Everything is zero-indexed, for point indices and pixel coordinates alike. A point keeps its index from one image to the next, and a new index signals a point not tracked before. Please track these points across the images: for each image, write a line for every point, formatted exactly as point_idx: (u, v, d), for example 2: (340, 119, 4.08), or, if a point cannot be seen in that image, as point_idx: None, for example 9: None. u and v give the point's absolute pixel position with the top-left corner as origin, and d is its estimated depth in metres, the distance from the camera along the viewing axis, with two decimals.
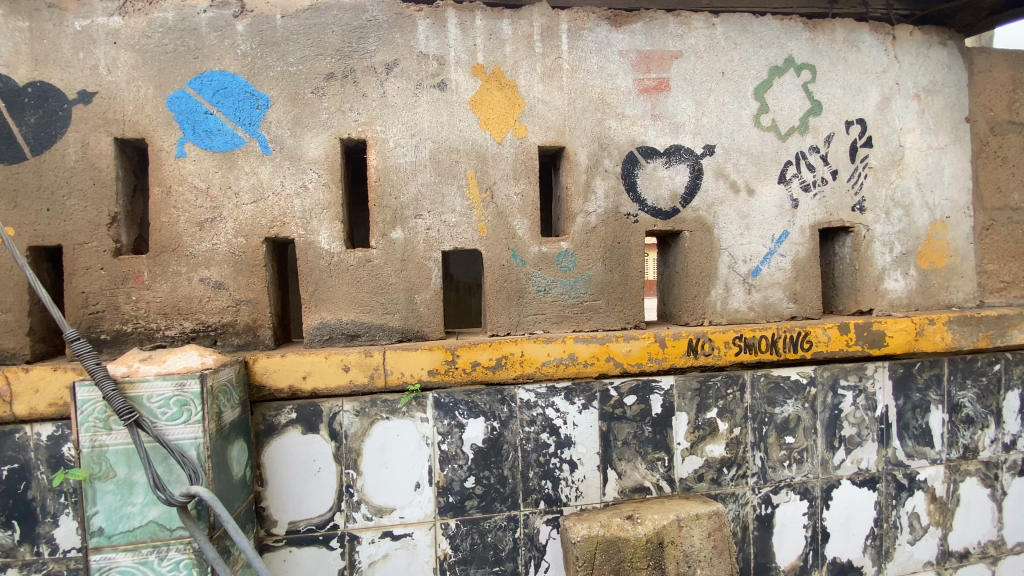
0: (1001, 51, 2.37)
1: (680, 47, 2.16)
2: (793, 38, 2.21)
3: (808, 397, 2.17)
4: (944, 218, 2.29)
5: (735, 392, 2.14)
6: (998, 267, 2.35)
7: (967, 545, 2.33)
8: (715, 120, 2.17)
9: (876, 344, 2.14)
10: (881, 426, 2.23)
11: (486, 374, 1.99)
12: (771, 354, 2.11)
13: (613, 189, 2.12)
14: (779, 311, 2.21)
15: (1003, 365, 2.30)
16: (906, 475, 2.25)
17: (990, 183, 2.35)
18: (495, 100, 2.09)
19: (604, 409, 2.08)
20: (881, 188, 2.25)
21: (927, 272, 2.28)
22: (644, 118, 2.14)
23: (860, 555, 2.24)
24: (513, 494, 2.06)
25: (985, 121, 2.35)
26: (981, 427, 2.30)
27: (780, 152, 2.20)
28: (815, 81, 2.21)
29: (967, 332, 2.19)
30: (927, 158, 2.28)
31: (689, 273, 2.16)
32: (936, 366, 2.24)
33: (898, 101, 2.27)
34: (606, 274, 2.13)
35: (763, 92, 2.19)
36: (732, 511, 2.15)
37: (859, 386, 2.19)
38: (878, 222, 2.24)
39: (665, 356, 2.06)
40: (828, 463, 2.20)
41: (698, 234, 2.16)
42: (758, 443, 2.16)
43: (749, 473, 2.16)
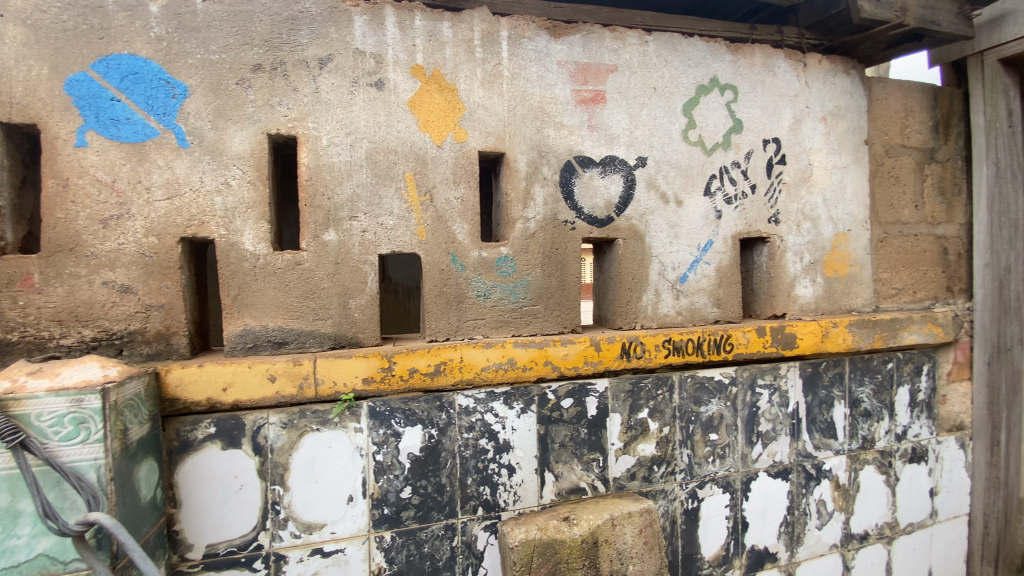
0: (895, 82, 2.65)
1: (615, 61, 2.24)
2: (718, 60, 2.36)
3: (730, 396, 2.31)
4: (846, 230, 2.52)
5: (665, 392, 2.23)
6: (891, 275, 2.61)
7: (866, 527, 2.57)
8: (647, 133, 2.27)
9: (789, 345, 2.32)
10: (794, 421, 2.42)
11: (424, 381, 1.95)
12: (697, 356, 2.23)
13: (552, 197, 2.16)
14: (704, 315, 2.34)
15: (895, 363, 2.56)
16: (814, 465, 2.46)
17: (885, 200, 2.62)
18: (435, 103, 2.06)
19: (542, 412, 2.10)
20: (793, 202, 2.44)
21: (831, 279, 2.50)
22: (582, 128, 2.20)
23: (775, 542, 2.41)
24: (450, 502, 2.03)
25: (881, 144, 2.62)
26: (876, 419, 2.55)
27: (705, 166, 2.33)
28: (737, 101, 2.37)
29: (865, 334, 2.43)
30: (832, 176, 2.51)
31: (623, 279, 2.23)
32: (839, 365, 2.46)
33: (808, 123, 2.48)
34: (545, 280, 2.15)
35: (690, 108, 2.32)
36: (662, 507, 2.24)
37: (774, 385, 2.37)
38: (790, 233, 2.43)
39: (600, 360, 2.11)
40: (747, 457, 2.35)
41: (631, 241, 2.24)
42: (686, 441, 2.27)
43: (678, 469, 2.27)
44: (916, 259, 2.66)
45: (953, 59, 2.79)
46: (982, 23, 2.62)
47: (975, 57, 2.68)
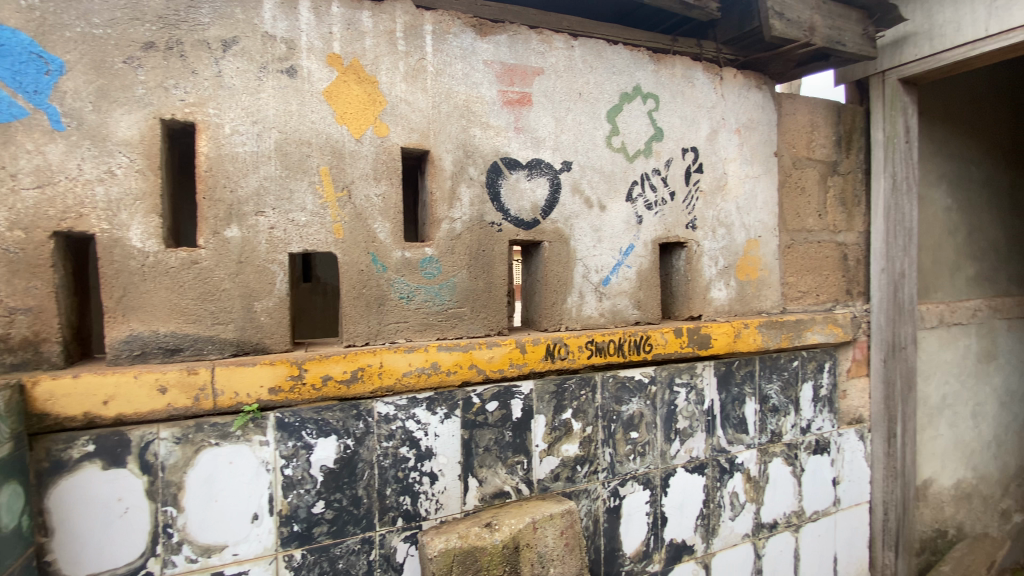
0: (803, 99, 2.80)
1: (541, 64, 2.22)
2: (641, 68, 2.41)
3: (649, 395, 2.37)
4: (757, 236, 2.65)
5: (587, 392, 2.25)
6: (798, 279, 2.76)
7: (775, 516, 2.68)
8: (572, 138, 2.28)
9: (704, 345, 2.42)
10: (709, 418, 2.51)
11: (339, 389, 1.82)
12: (619, 357, 2.27)
13: (478, 198, 2.10)
14: (626, 317, 2.39)
15: (800, 361, 2.70)
16: (727, 459, 2.55)
17: (793, 209, 2.76)
18: (352, 94, 1.93)
19: (466, 416, 2.03)
20: (710, 209, 2.54)
21: (743, 283, 2.62)
22: (508, 130, 2.16)
23: (692, 535, 2.48)
24: (367, 515, 1.91)
25: (789, 156, 2.75)
26: (783, 414, 2.68)
27: (628, 172, 2.38)
28: (658, 110, 2.44)
29: (773, 334, 2.57)
30: (745, 186, 2.63)
31: (548, 281, 2.23)
32: (750, 363, 2.58)
33: (723, 134, 2.59)
34: (471, 282, 2.07)
35: (614, 115, 2.36)
36: (584, 507, 2.25)
37: (691, 383, 2.45)
38: (706, 239, 2.53)
39: (525, 361, 2.09)
40: (665, 454, 2.42)
41: (557, 244, 2.24)
42: (607, 440, 2.30)
43: (600, 468, 2.28)
44: (820, 265, 2.81)
45: (857, 79, 2.94)
46: (885, 43, 2.79)
47: (878, 76, 2.84)
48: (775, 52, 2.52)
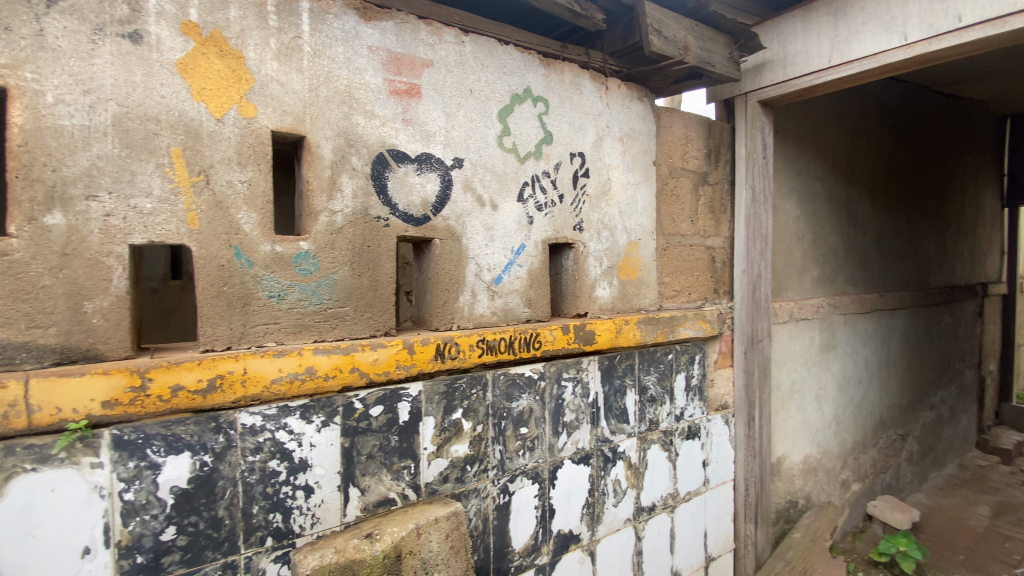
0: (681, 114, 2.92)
1: (431, 56, 2.03)
2: (531, 71, 2.31)
3: (539, 390, 2.26)
4: (637, 239, 2.73)
5: (478, 391, 2.07)
6: (672, 279, 2.90)
7: (653, 499, 2.70)
8: (463, 135, 2.10)
9: (589, 341, 2.40)
10: (594, 409, 2.47)
11: (193, 401, 1.54)
12: (509, 355, 2.13)
13: (362, 189, 1.86)
14: (517, 315, 2.27)
15: (674, 354, 2.84)
16: (610, 448, 2.53)
17: (668, 216, 2.88)
18: (213, 69, 1.65)
19: (347, 423, 1.78)
20: (595, 212, 2.56)
21: (625, 282, 2.70)
22: (395, 121, 1.94)
23: (578, 523, 2.39)
24: (230, 537, 1.62)
25: (666, 166, 2.86)
26: (660, 403, 2.76)
27: (519, 173, 2.27)
28: (547, 113, 2.37)
29: (650, 330, 2.67)
30: (626, 192, 2.69)
31: (439, 280, 2.04)
32: (630, 357, 2.63)
33: (608, 142, 2.61)
34: (354, 279, 1.84)
35: (505, 115, 2.23)
36: (473, 507, 2.06)
37: (577, 377, 2.41)
38: (592, 240, 2.55)
39: (414, 363, 1.88)
40: (553, 447, 2.31)
41: (448, 242, 2.05)
42: (498, 437, 2.14)
43: (489, 466, 2.11)
44: (691, 266, 2.97)
45: (724, 98, 3.11)
46: (748, 68, 2.95)
47: (742, 96, 3.00)
48: (655, 66, 2.54)
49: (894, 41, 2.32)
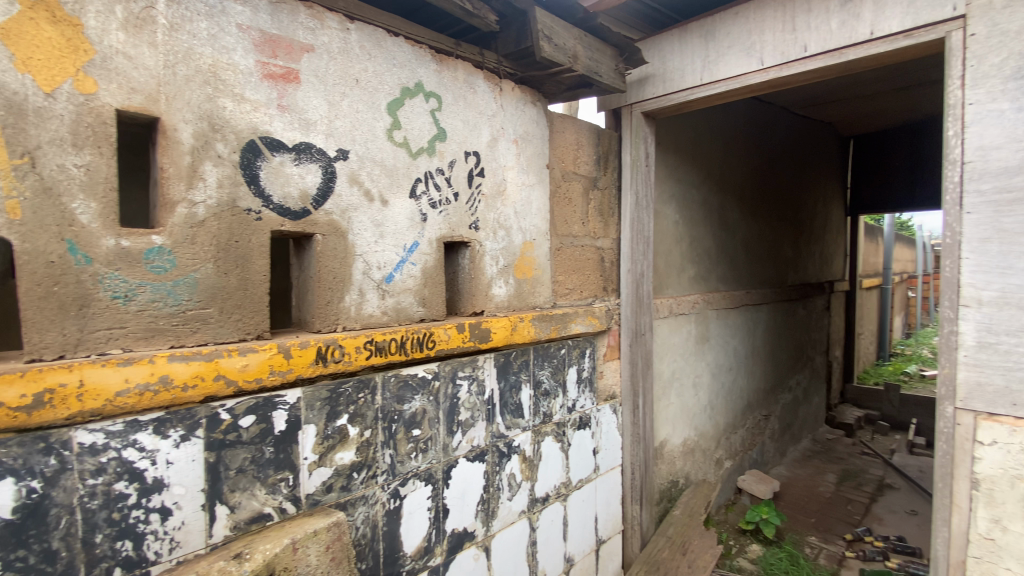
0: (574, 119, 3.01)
1: (311, 41, 1.88)
2: (423, 66, 2.22)
3: (432, 391, 2.20)
4: (532, 239, 2.75)
5: (366, 395, 1.97)
6: (565, 278, 2.98)
7: (547, 490, 2.77)
8: (348, 125, 1.97)
9: (484, 339, 2.36)
10: (489, 406, 2.46)
11: (13, 419, 1.29)
12: (400, 356, 2.05)
13: (229, 179, 1.69)
14: (410, 315, 2.15)
15: (567, 349, 2.92)
16: (505, 443, 2.54)
17: (561, 218, 2.95)
18: (43, 37, 1.38)
19: (212, 436, 1.61)
20: (490, 212, 2.52)
21: (520, 281, 2.69)
22: (268, 107, 1.78)
23: (473, 521, 2.38)
24: (65, 572, 1.38)
25: (559, 169, 2.93)
26: (554, 396, 2.83)
27: (411, 168, 2.16)
28: (440, 110, 2.29)
29: (544, 326, 2.70)
30: (521, 193, 2.69)
31: (322, 278, 1.89)
32: (525, 353, 2.64)
33: (502, 143, 2.59)
34: (219, 278, 1.68)
35: (394, 108, 2.11)
36: (360, 515, 1.97)
37: (473, 375, 2.36)
38: (488, 240, 2.51)
39: (290, 368, 1.74)
40: (447, 446, 2.27)
41: (331, 238, 1.91)
42: (388, 441, 2.05)
43: (379, 472, 2.02)
44: (582, 266, 3.09)
45: (613, 108, 3.28)
46: (633, 80, 3.14)
47: (628, 107, 3.19)
48: (548, 72, 2.59)
49: (753, 65, 2.59)
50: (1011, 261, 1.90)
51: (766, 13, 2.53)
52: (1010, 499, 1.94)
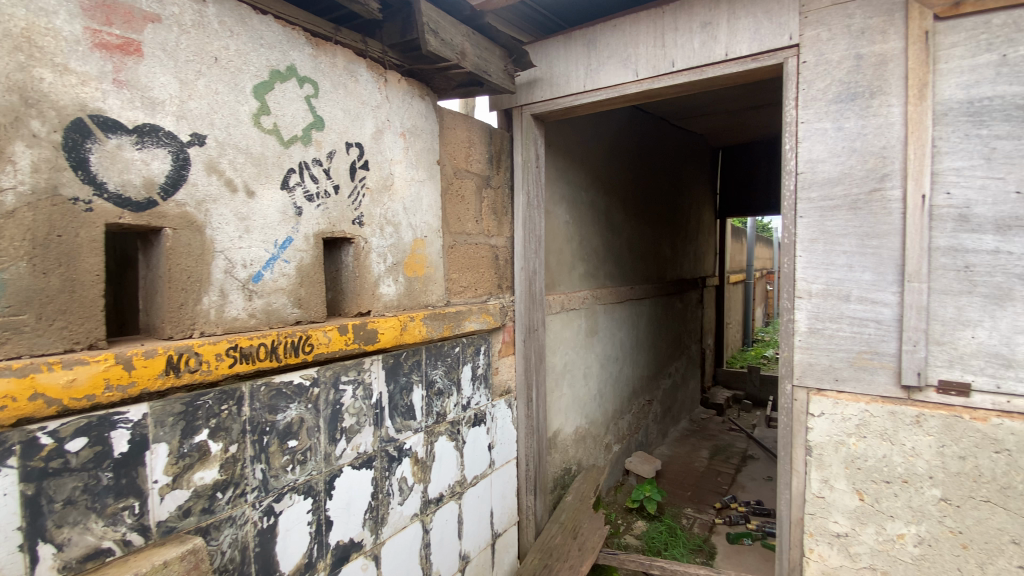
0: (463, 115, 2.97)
1: (157, 10, 1.66)
2: (296, 49, 2.07)
3: (311, 398, 2.06)
4: (423, 236, 2.67)
5: (230, 407, 1.80)
6: (460, 275, 2.94)
7: (441, 490, 2.74)
8: (206, 107, 1.77)
9: (370, 340, 2.26)
10: (377, 410, 2.36)
11: None
12: (271, 362, 1.89)
13: (49, 162, 1.44)
14: (283, 317, 2.00)
15: (461, 347, 2.89)
16: (396, 447, 2.46)
17: (454, 215, 2.91)
18: None
19: (28, 465, 1.36)
20: (376, 207, 2.40)
21: (411, 279, 2.60)
22: (102, 81, 1.54)
23: (360, 530, 2.28)
24: None
25: (450, 166, 2.88)
26: (447, 396, 2.79)
27: (283, 158, 2.01)
28: (317, 97, 2.14)
29: (436, 325, 2.64)
30: (411, 188, 2.59)
31: (172, 279, 1.69)
32: (416, 353, 2.57)
33: (388, 135, 2.47)
34: (36, 279, 1.42)
35: (262, 92, 1.94)
36: (227, 539, 1.80)
37: (358, 379, 2.25)
38: (374, 236, 2.39)
39: (133, 381, 1.53)
40: (330, 455, 2.15)
41: (184, 233, 1.71)
42: (259, 455, 1.89)
43: (248, 489, 1.86)
44: (477, 264, 3.06)
45: (505, 107, 3.31)
46: (522, 82, 3.19)
47: (518, 108, 3.24)
48: (435, 67, 2.52)
49: (629, 76, 2.77)
50: (833, 258, 2.24)
51: (640, 28, 2.71)
52: (835, 460, 2.28)
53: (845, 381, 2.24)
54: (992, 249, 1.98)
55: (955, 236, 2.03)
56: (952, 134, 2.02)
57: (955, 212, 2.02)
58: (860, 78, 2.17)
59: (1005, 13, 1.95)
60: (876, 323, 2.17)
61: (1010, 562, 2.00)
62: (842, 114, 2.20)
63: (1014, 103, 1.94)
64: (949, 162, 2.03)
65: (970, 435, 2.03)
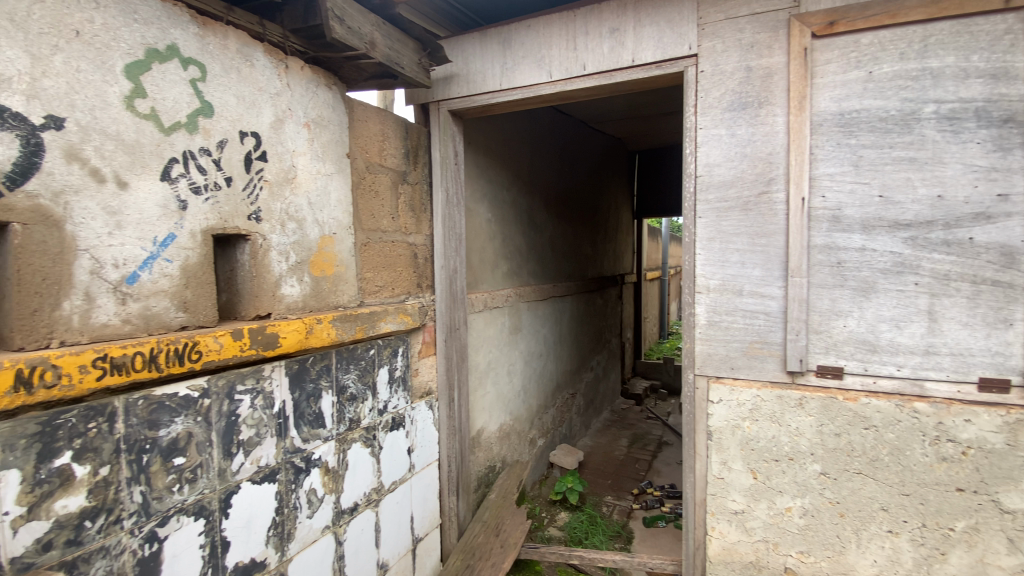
0: (374, 107, 2.85)
1: None
2: (178, 27, 1.88)
3: (201, 411, 1.89)
4: (331, 233, 2.53)
5: (100, 425, 1.60)
6: (374, 274, 2.83)
7: (355, 499, 2.63)
8: (64, 86, 1.56)
9: (270, 346, 2.10)
10: (280, 420, 2.22)
11: None
12: (150, 372, 1.70)
13: None
14: (165, 323, 1.81)
15: (375, 349, 2.78)
16: (303, 458, 2.33)
17: (367, 211, 2.79)
18: None
19: None
20: (276, 202, 2.25)
21: (318, 279, 2.46)
22: None
23: (263, 548, 2.14)
24: None
25: (362, 160, 2.76)
26: (361, 401, 2.68)
27: (163, 146, 1.82)
28: (203, 81, 1.96)
29: (347, 327, 2.51)
30: (317, 182, 2.45)
31: (23, 281, 1.47)
32: (325, 358, 2.44)
33: (290, 125, 2.32)
34: None
35: (136, 72, 1.75)
36: (99, 571, 1.60)
37: (256, 388, 2.10)
38: (274, 233, 2.24)
39: None
40: (224, 472, 1.98)
41: (38, 228, 1.49)
42: (138, 476, 1.71)
43: (125, 515, 1.67)
44: (393, 262, 2.96)
45: (421, 102, 3.23)
46: (438, 77, 3.13)
47: (434, 104, 3.17)
48: (343, 56, 2.40)
49: (543, 76, 2.80)
50: (727, 256, 2.41)
51: (553, 29, 2.75)
52: (732, 443, 2.46)
53: (739, 369, 2.42)
54: (860, 247, 2.22)
55: (830, 236, 2.25)
56: (827, 143, 2.24)
57: (829, 213, 2.25)
58: (750, 89, 2.34)
59: (872, 34, 2.18)
60: (765, 315, 2.36)
61: (878, 526, 2.26)
62: (734, 121, 2.37)
63: (877, 116, 2.18)
64: (824, 169, 2.25)
65: (844, 414, 2.27)
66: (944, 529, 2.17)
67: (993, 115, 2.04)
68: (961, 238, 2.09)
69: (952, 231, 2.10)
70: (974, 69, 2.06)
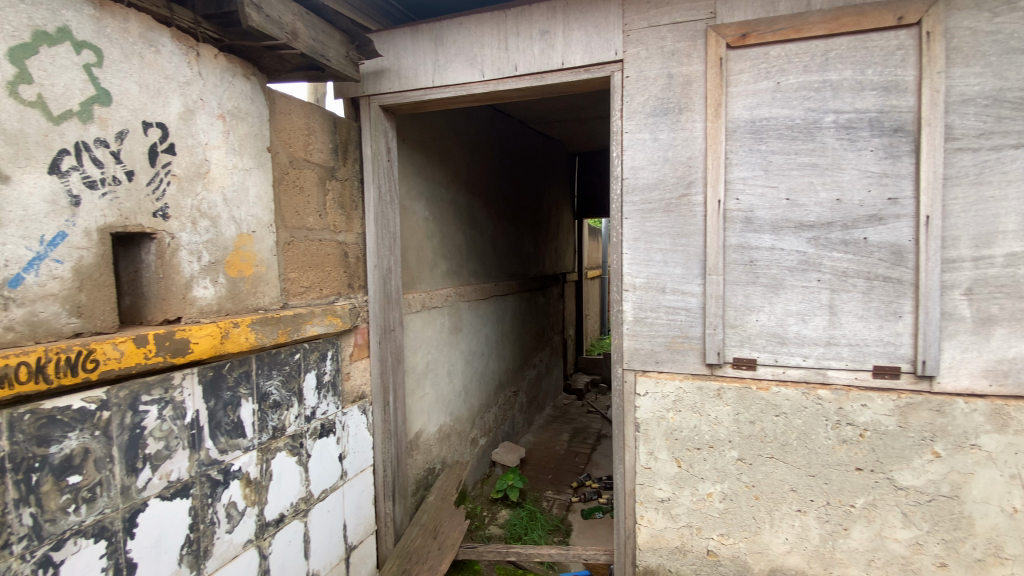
0: (299, 100, 2.73)
1: None
2: (70, 6, 1.72)
3: (99, 424, 1.74)
4: (250, 232, 2.40)
5: None
6: (299, 275, 2.71)
7: (281, 510, 2.52)
8: None
9: (180, 352, 1.97)
10: (193, 431, 2.08)
11: None
12: (38, 384, 1.54)
13: None
14: (55, 329, 1.66)
15: (302, 353, 2.67)
16: (220, 470, 2.20)
17: (291, 208, 2.66)
18: None
19: None
20: (186, 198, 2.11)
21: (235, 280, 2.33)
22: None
23: (176, 568, 2.00)
24: None
25: (286, 155, 2.63)
26: (286, 407, 2.56)
27: (51, 136, 1.66)
28: (100, 66, 1.80)
29: (268, 331, 2.39)
30: (233, 177, 2.32)
31: None
32: (244, 363, 2.32)
33: (202, 116, 2.18)
34: None
35: (20, 56, 1.58)
36: None
37: (164, 398, 1.96)
38: (183, 231, 2.10)
39: None
40: (129, 489, 1.84)
41: None
42: (25, 498, 1.55)
43: (11, 542, 1.51)
44: (320, 262, 2.85)
45: (351, 97, 3.14)
46: (368, 71, 3.05)
47: (365, 99, 3.09)
48: (261, 45, 2.27)
49: (476, 75, 2.79)
50: (651, 255, 2.51)
51: (485, 29, 2.75)
52: (658, 434, 2.57)
53: (663, 363, 2.53)
54: (770, 247, 2.38)
55: (743, 236, 2.40)
56: (740, 148, 2.39)
57: (742, 215, 2.40)
58: (671, 95, 2.45)
59: (779, 47, 2.34)
60: (685, 311, 2.48)
61: (789, 505, 2.43)
62: (657, 126, 2.47)
63: (784, 124, 2.35)
64: (738, 173, 2.40)
65: (757, 403, 2.43)
66: (846, 505, 2.37)
67: (884, 125, 2.25)
68: (856, 238, 2.29)
69: (849, 232, 2.30)
70: (868, 82, 2.25)
